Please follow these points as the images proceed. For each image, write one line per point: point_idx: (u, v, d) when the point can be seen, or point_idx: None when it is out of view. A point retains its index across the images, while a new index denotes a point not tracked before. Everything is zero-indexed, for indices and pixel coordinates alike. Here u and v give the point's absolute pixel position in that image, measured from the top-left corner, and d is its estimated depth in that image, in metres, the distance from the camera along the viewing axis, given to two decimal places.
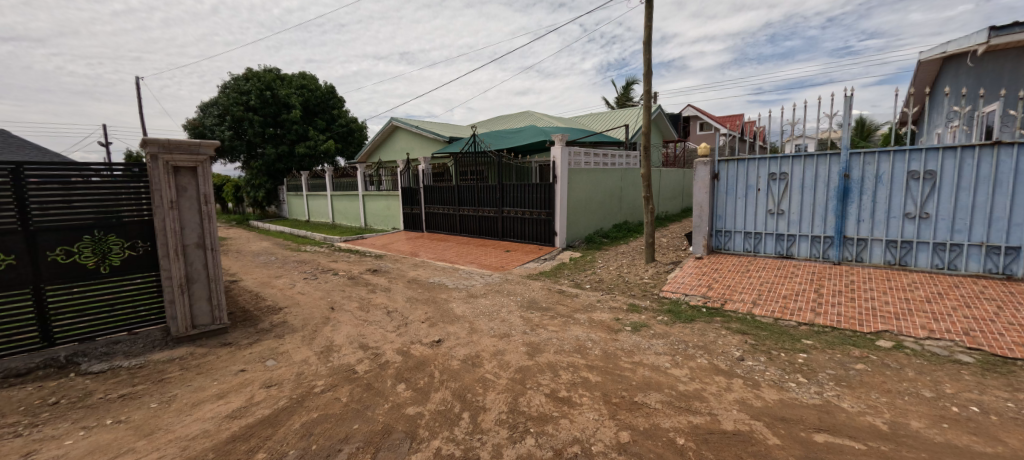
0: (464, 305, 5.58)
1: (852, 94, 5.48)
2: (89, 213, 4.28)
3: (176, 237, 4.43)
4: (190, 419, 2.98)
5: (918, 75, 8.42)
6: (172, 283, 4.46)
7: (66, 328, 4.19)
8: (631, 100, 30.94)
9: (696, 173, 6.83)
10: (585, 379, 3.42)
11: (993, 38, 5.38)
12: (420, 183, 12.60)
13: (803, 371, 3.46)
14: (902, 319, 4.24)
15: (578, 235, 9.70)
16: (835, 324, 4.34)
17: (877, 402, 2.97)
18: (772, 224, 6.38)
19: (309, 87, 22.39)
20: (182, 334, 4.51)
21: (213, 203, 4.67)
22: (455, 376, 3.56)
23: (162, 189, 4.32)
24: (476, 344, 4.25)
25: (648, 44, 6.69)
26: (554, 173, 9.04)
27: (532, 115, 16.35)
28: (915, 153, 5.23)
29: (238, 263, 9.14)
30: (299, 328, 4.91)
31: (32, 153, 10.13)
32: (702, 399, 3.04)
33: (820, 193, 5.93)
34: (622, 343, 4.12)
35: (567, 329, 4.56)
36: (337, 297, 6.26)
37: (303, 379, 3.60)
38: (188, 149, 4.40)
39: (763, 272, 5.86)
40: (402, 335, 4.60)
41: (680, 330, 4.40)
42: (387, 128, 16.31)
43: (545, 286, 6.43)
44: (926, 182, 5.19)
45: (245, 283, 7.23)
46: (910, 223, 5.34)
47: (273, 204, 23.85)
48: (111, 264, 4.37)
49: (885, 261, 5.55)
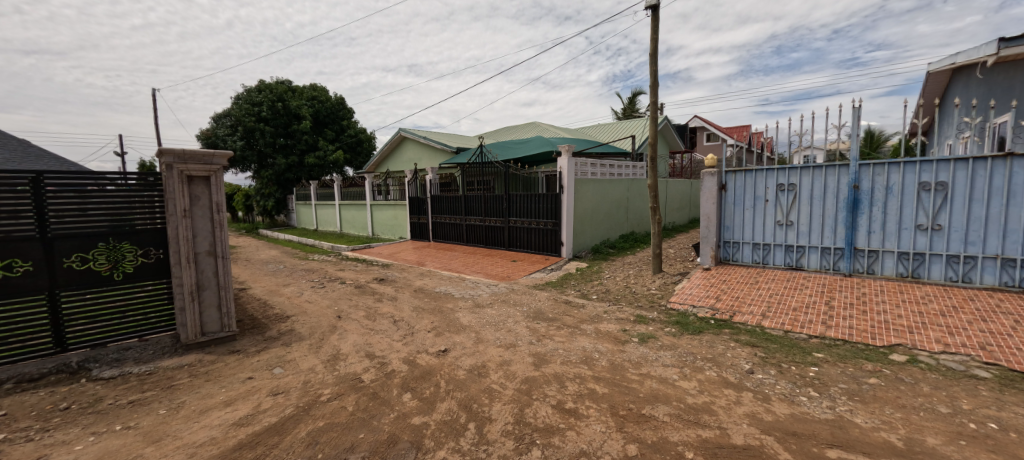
0: (470, 315, 5.57)
1: (859, 106, 5.48)
2: (104, 221, 4.38)
3: (188, 244, 4.50)
4: (197, 426, 2.99)
5: (927, 85, 8.41)
6: (183, 290, 4.52)
7: (78, 334, 4.25)
8: (637, 111, 31.13)
9: (703, 183, 6.83)
10: (592, 390, 3.40)
11: (1002, 49, 5.37)
12: (427, 193, 12.69)
13: (814, 385, 3.40)
14: (916, 333, 4.16)
15: (584, 245, 9.66)
16: (847, 336, 4.26)
17: (891, 417, 2.91)
18: (780, 235, 6.32)
19: (320, 99, 23.11)
20: (191, 341, 4.56)
21: (225, 212, 4.74)
22: (461, 386, 3.55)
23: (177, 198, 4.42)
24: (482, 354, 4.24)
25: (654, 56, 6.75)
26: (561, 183, 9.05)
27: (538, 126, 16.48)
28: (926, 164, 5.18)
29: (247, 271, 9.23)
30: (306, 336, 4.92)
31: (52, 163, 10.46)
32: (710, 413, 3.00)
33: (829, 205, 5.88)
34: (629, 354, 4.08)
35: (573, 340, 4.53)
36: (344, 306, 6.28)
37: (310, 387, 3.61)
38: (202, 159, 4.51)
39: (772, 284, 5.80)
40: (408, 345, 4.60)
41: (687, 342, 4.36)
42: (395, 139, 16.50)
43: (552, 296, 6.40)
44: (937, 193, 5.13)
45: (254, 291, 7.30)
46: (922, 235, 5.27)
47: (282, 213, 24.10)
48: (124, 271, 4.44)
49: (897, 273, 5.46)
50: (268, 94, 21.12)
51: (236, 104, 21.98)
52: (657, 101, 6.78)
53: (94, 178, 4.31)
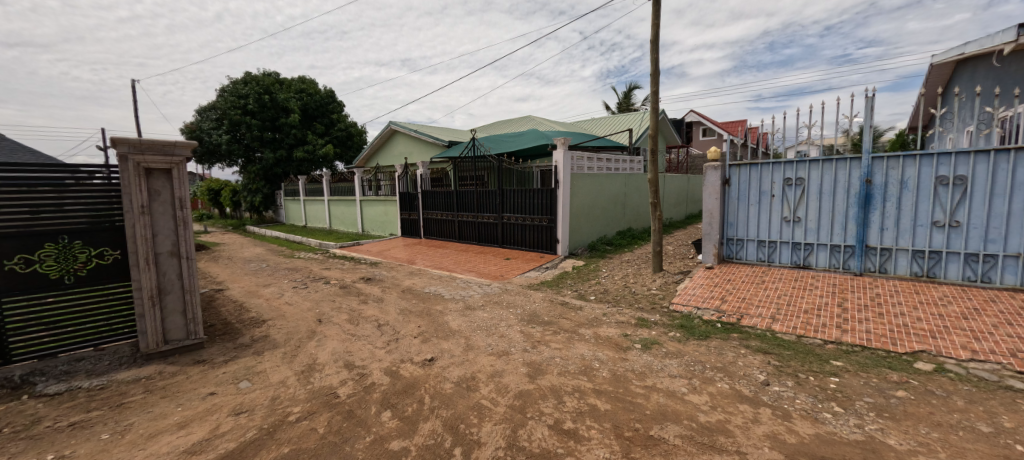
0: (460, 318, 5.20)
1: (874, 96, 5.15)
2: (84, 217, 4.04)
3: (147, 244, 4.07)
4: (143, 455, 2.60)
5: (931, 75, 8.13)
6: (142, 294, 4.09)
7: (24, 344, 3.84)
8: (633, 106, 30.74)
9: (706, 178, 6.50)
10: (593, 406, 3.05)
11: (1021, 36, 5.08)
12: (418, 188, 12.27)
13: (837, 399, 3.08)
14: (939, 338, 3.86)
15: (581, 243, 9.31)
16: (865, 342, 3.95)
17: (929, 438, 2.59)
18: (787, 232, 6.01)
19: (308, 92, 22.47)
20: (152, 350, 4.15)
21: (189, 208, 4.32)
22: (448, 402, 3.19)
23: (133, 193, 3.97)
24: (472, 363, 3.87)
25: (654, 43, 6.39)
26: (556, 178, 8.70)
27: (532, 119, 16.08)
28: (944, 157, 4.89)
29: (227, 270, 8.76)
30: (281, 344, 4.51)
31: (21, 156, 9.93)
32: (727, 434, 2.66)
33: (839, 200, 5.58)
34: (632, 363, 3.74)
35: (571, 347, 4.18)
36: (326, 309, 5.88)
37: (278, 404, 3.23)
38: (162, 150, 4.08)
39: (780, 284, 5.49)
40: (391, 353, 4.23)
41: (695, 349, 4.02)
42: (384, 133, 16.04)
43: (547, 297, 6.04)
44: (955, 188, 4.85)
45: (231, 292, 6.86)
46: (939, 232, 4.99)
47: (270, 209, 23.45)
48: (77, 274, 4.02)
49: (911, 272, 5.18)
50: (254, 86, 20.82)
51: (222, 97, 21.44)
52: (657, 90, 6.41)
53: (70, 170, 3.96)
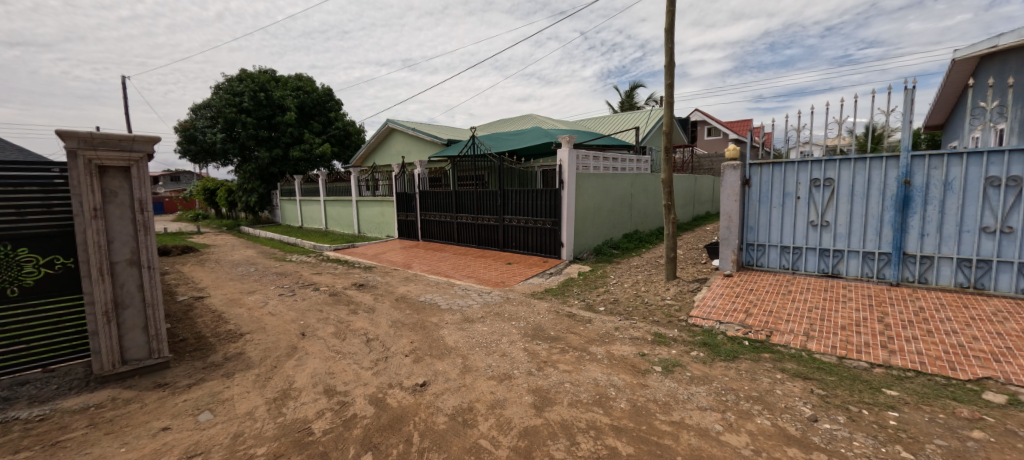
0: (458, 333, 4.70)
1: (914, 88, 4.66)
2: (57, 224, 3.68)
3: (100, 252, 3.58)
4: None
5: (952, 71, 7.67)
6: (94, 310, 3.59)
7: None
8: (636, 105, 30.23)
9: (724, 179, 6.02)
10: (612, 450, 2.55)
11: None
12: (416, 189, 11.79)
13: (903, 442, 2.59)
14: (1005, 362, 3.36)
15: (586, 246, 8.81)
16: (919, 367, 3.46)
17: None
18: (814, 237, 5.52)
19: (305, 89, 22.02)
20: (107, 371, 3.66)
21: (151, 211, 3.83)
22: (440, 442, 2.69)
23: (82, 194, 3.48)
24: (470, 390, 3.38)
25: (669, 31, 5.89)
26: (560, 178, 8.21)
27: (534, 117, 15.58)
28: (995, 156, 4.39)
29: (211, 275, 8.27)
30: (255, 364, 4.02)
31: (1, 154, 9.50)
32: None
33: (874, 203, 5.08)
34: (654, 391, 3.25)
35: (582, 369, 3.69)
36: (311, 320, 5.38)
37: (240, 443, 2.74)
38: (118, 145, 3.59)
39: (810, 295, 4.99)
40: (378, 375, 3.73)
41: (723, 373, 3.52)
42: (382, 131, 15.56)
43: (552, 308, 5.54)
44: (1008, 190, 4.35)
45: (211, 300, 6.37)
46: (988, 239, 4.49)
47: (266, 209, 22.97)
48: (22, 286, 3.54)
49: (955, 283, 4.69)
50: (250, 84, 20.38)
51: (217, 95, 21.01)
52: (672, 82, 5.91)
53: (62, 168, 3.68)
